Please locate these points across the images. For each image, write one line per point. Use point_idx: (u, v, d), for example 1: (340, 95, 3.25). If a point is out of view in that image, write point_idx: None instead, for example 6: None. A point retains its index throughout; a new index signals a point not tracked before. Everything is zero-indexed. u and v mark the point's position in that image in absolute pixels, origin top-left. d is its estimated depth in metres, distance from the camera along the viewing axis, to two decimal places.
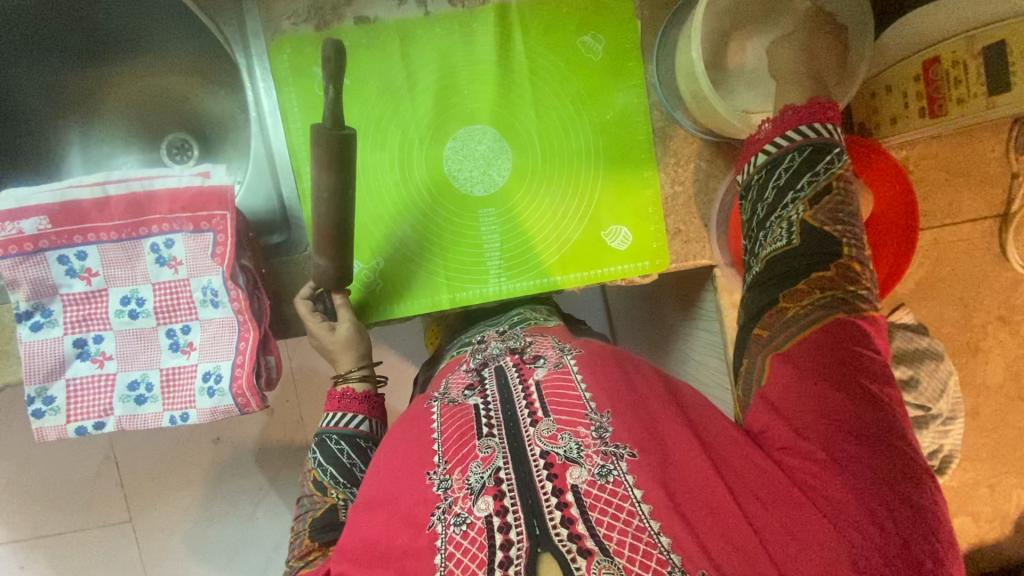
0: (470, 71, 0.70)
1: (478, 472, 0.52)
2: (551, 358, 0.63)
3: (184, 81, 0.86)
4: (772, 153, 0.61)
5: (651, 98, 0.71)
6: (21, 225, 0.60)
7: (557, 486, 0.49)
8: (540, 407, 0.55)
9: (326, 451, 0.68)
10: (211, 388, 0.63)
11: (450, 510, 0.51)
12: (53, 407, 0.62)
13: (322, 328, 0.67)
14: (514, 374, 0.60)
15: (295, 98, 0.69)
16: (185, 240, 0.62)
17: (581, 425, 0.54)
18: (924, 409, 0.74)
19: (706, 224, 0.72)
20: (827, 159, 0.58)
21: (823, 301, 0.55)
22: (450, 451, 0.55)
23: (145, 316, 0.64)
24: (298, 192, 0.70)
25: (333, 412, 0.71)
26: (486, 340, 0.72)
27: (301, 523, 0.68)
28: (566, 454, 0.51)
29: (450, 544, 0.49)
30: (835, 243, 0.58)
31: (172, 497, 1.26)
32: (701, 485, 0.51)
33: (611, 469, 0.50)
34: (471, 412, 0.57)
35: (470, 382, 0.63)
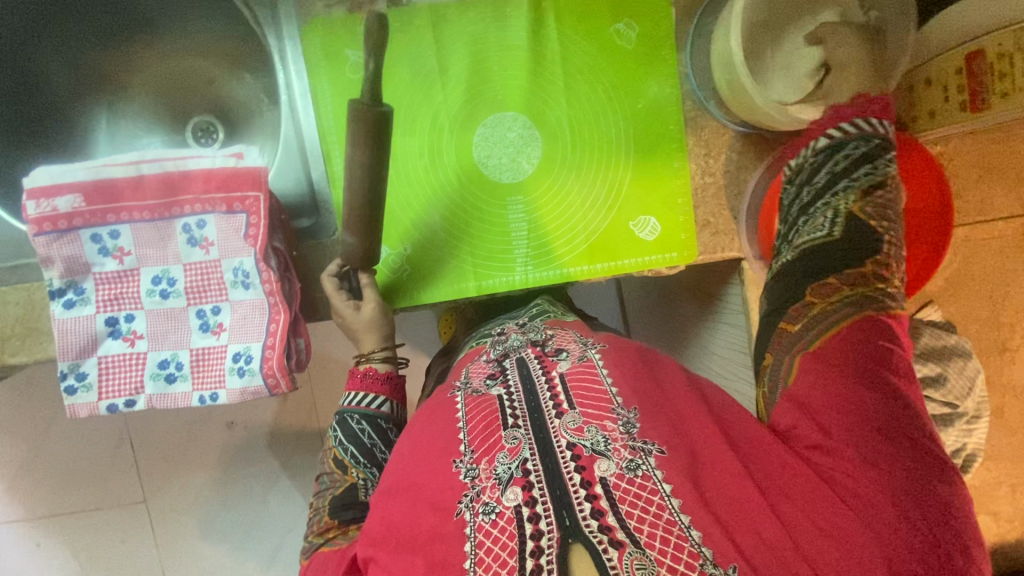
0: (502, 56, 0.70)
1: (505, 463, 0.51)
2: (573, 351, 0.62)
3: (210, 64, 0.86)
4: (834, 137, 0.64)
5: (684, 87, 0.71)
6: (56, 202, 0.60)
7: (586, 477, 0.49)
8: (564, 398, 0.55)
9: (347, 430, 0.68)
10: (241, 369, 0.63)
11: (478, 499, 0.50)
12: (86, 383, 0.63)
13: (347, 305, 0.67)
14: (536, 366, 0.60)
15: (326, 82, 0.69)
16: (218, 221, 0.62)
17: (608, 419, 0.53)
18: (952, 407, 0.73)
19: (735, 216, 0.72)
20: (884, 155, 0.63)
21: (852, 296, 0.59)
22: (476, 441, 0.54)
23: (176, 296, 0.64)
24: (328, 175, 0.70)
25: (354, 391, 0.71)
26: (506, 332, 0.71)
27: (321, 500, 0.68)
28: (594, 447, 0.50)
29: (479, 532, 0.48)
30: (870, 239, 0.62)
31: (187, 479, 1.28)
32: (732, 482, 0.49)
33: (640, 464, 0.49)
34: (496, 403, 0.56)
35: (492, 371, 0.62)
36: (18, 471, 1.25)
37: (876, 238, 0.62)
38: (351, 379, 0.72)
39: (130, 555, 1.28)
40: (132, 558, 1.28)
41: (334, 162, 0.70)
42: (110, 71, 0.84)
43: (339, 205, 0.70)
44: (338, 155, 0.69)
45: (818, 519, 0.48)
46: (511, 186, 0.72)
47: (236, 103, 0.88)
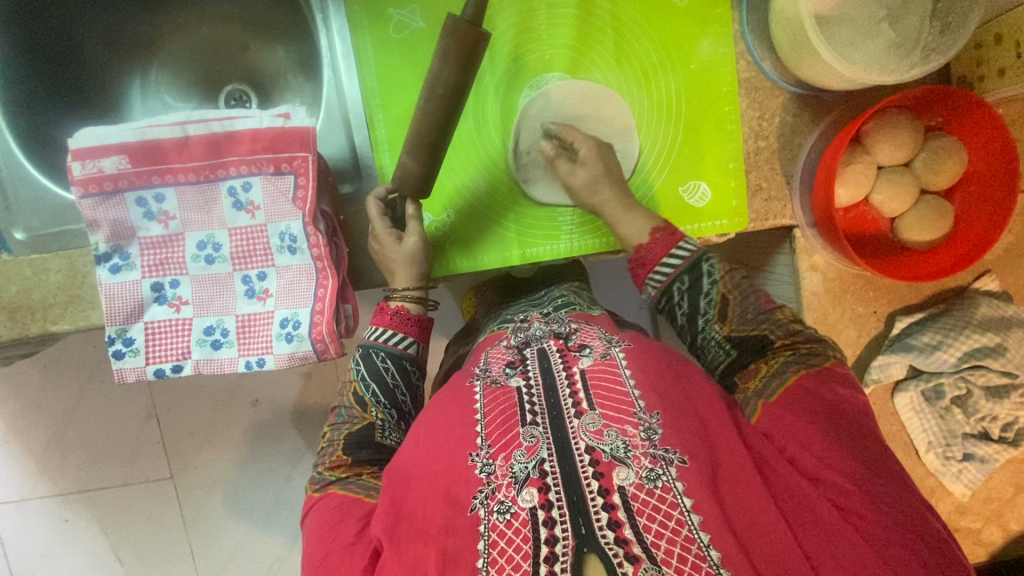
0: (550, 17, 0.68)
1: (522, 462, 0.49)
2: (597, 348, 0.58)
3: (243, 31, 0.85)
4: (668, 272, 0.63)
5: (738, 47, 0.68)
6: (102, 164, 0.59)
7: (603, 485, 0.46)
8: (584, 396, 0.52)
9: (371, 366, 0.67)
10: (289, 334, 0.62)
11: (493, 496, 0.48)
12: (133, 348, 0.62)
13: (390, 235, 0.64)
14: (558, 360, 0.57)
15: (370, 43, 0.67)
16: (264, 183, 0.61)
17: (629, 423, 0.50)
18: (1010, 377, 0.70)
19: (789, 181, 0.70)
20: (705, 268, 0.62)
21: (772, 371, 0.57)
22: (493, 435, 0.52)
23: (222, 261, 0.63)
24: (372, 140, 0.68)
25: (382, 328, 0.68)
26: (530, 320, 0.68)
27: (335, 433, 0.66)
28: (613, 453, 0.48)
29: (493, 531, 0.47)
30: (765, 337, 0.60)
31: (213, 455, 1.28)
32: (748, 496, 0.48)
33: (660, 474, 0.47)
34: (515, 397, 0.54)
35: (512, 360, 0.59)
36: (48, 446, 1.26)
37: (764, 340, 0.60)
38: (380, 315, 0.69)
39: (156, 530, 1.29)
40: (158, 534, 1.29)
41: (378, 126, 0.68)
42: (142, 37, 0.83)
43: (384, 170, 0.69)
44: (381, 119, 0.68)
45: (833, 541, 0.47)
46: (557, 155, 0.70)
47: (269, 72, 0.85)
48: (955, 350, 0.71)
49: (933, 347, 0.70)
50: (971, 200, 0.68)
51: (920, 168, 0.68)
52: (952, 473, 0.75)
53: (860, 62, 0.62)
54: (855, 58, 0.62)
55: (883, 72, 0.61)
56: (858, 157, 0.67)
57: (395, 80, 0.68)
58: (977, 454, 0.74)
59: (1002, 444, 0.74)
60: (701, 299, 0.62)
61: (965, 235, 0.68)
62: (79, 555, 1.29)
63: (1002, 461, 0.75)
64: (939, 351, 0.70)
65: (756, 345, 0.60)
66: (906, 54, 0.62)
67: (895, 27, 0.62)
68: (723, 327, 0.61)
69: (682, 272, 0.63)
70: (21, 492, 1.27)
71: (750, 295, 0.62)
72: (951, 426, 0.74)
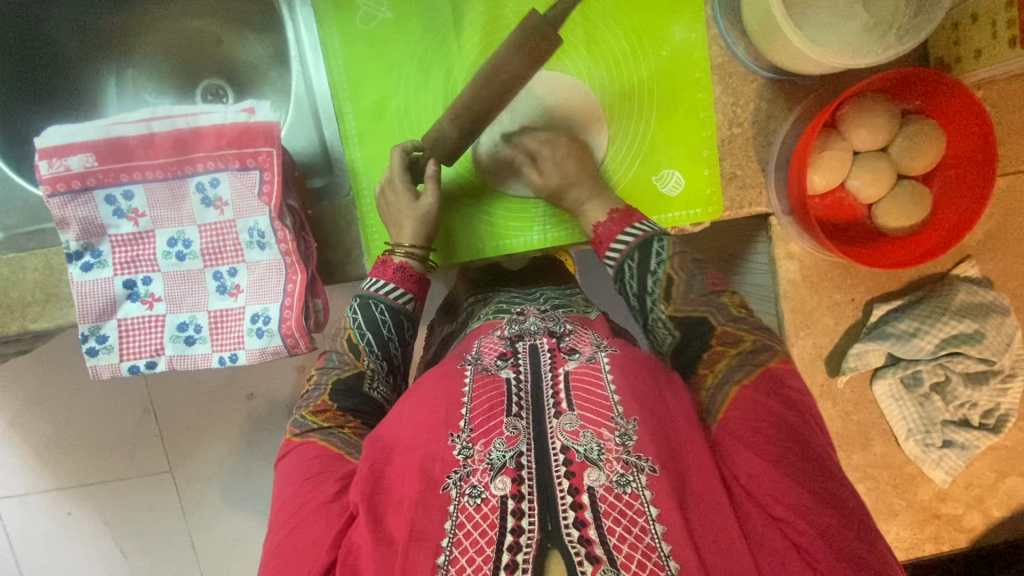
0: (518, 5, 0.67)
1: (500, 450, 0.48)
2: (586, 351, 0.56)
3: (216, 23, 0.83)
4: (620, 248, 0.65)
5: (711, 31, 0.67)
6: (69, 162, 0.59)
7: (574, 485, 0.45)
8: (564, 397, 0.51)
9: (369, 316, 0.66)
10: (260, 329, 0.63)
11: (467, 480, 0.47)
12: (107, 345, 0.63)
13: (406, 192, 0.64)
14: (546, 359, 0.55)
15: (336, 34, 0.67)
16: (230, 179, 0.61)
17: (605, 427, 0.49)
18: (987, 364, 0.70)
19: (764, 168, 0.69)
20: (656, 246, 0.64)
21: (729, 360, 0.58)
22: (476, 419, 0.50)
23: (193, 258, 0.64)
24: (342, 132, 0.68)
25: (379, 279, 0.66)
26: (525, 314, 0.66)
27: (324, 375, 0.67)
28: (586, 454, 0.47)
29: (462, 513, 0.46)
30: (705, 325, 0.61)
31: (210, 448, 1.30)
32: (714, 522, 0.47)
33: (630, 480, 0.46)
34: (503, 387, 0.53)
35: (503, 351, 0.58)
36: (48, 441, 1.28)
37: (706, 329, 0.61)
38: (381, 267, 0.66)
39: (157, 522, 1.31)
40: (160, 526, 1.31)
41: (347, 119, 0.68)
42: (116, 33, 0.82)
43: (356, 163, 0.69)
44: (349, 111, 0.68)
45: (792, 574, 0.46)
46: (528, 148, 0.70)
47: (245, 66, 0.84)
48: (932, 337, 0.70)
49: (910, 334, 0.70)
50: (949, 185, 0.67)
51: (896, 153, 0.67)
52: (933, 460, 0.75)
53: (833, 44, 0.61)
54: (828, 41, 0.61)
55: (857, 54, 0.60)
56: (833, 143, 0.67)
57: (364, 73, 0.67)
58: (957, 441, 0.74)
59: (983, 431, 0.74)
60: (649, 280, 0.63)
61: (941, 223, 0.67)
62: (83, 546, 1.32)
63: (983, 448, 0.75)
64: (915, 339, 0.70)
65: (697, 331, 0.61)
66: (880, 36, 0.61)
67: (868, 9, 0.61)
68: (667, 307, 0.62)
69: (634, 250, 0.64)
70: (24, 486, 1.29)
71: (696, 279, 0.63)
72: (930, 414, 0.74)
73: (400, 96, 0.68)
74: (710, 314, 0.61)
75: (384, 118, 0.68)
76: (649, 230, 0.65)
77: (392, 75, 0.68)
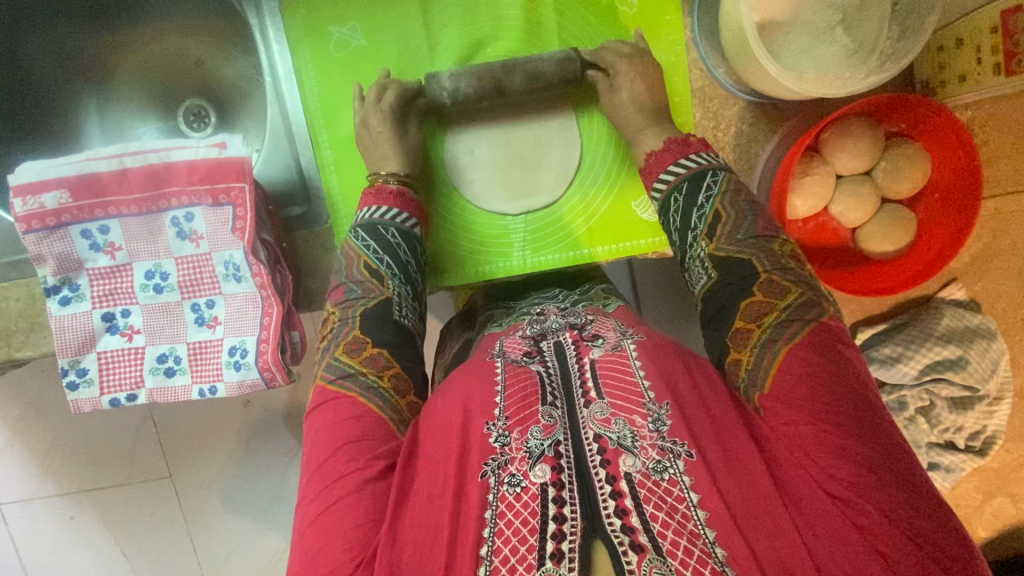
0: (496, 30, 0.66)
1: (537, 438, 0.47)
2: (610, 339, 0.55)
3: (197, 44, 0.81)
4: (667, 184, 0.61)
5: (691, 54, 0.66)
6: (42, 199, 0.59)
7: (611, 473, 0.45)
8: (593, 385, 0.50)
9: (381, 241, 0.61)
10: (237, 362, 0.63)
11: (505, 468, 0.46)
12: (87, 379, 0.63)
13: (392, 125, 0.64)
14: (571, 352, 0.55)
15: (310, 62, 0.66)
16: (205, 214, 0.61)
17: (637, 413, 0.48)
18: (971, 391, 0.70)
19: (746, 193, 0.68)
20: (708, 181, 0.58)
21: (788, 309, 0.52)
22: (511, 407, 0.49)
23: (170, 290, 0.64)
24: (318, 161, 0.68)
25: (377, 206, 0.63)
26: (546, 313, 0.65)
27: (346, 309, 0.60)
28: (619, 441, 0.46)
29: (501, 502, 0.44)
30: (752, 269, 0.55)
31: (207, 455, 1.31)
32: (760, 502, 0.45)
33: (668, 467, 0.45)
34: (536, 377, 0.52)
35: (528, 349, 0.57)
36: (49, 450, 1.30)
37: (753, 272, 0.54)
38: (373, 194, 0.64)
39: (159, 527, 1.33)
40: (160, 531, 1.33)
41: (324, 147, 0.68)
42: (94, 55, 0.81)
43: (333, 191, 0.68)
44: (326, 139, 0.68)
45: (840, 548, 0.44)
46: (502, 174, 0.70)
47: (226, 85, 0.83)
48: (915, 363, 0.70)
49: (894, 359, 0.70)
50: (934, 210, 0.66)
51: (880, 177, 0.66)
52: None
53: (814, 70, 0.60)
54: (808, 67, 0.60)
55: (839, 81, 0.59)
56: (816, 167, 0.65)
57: (339, 101, 0.67)
58: (942, 463, 0.73)
59: (969, 454, 0.74)
60: (694, 214, 0.58)
61: (921, 250, 0.66)
62: (88, 551, 1.34)
63: (968, 470, 0.74)
64: (899, 363, 0.70)
65: (739, 277, 0.55)
66: (863, 61, 0.60)
67: (850, 33, 0.59)
68: (708, 244, 0.57)
69: (682, 180, 0.59)
70: (28, 493, 1.31)
71: (748, 215, 0.57)
72: (915, 437, 0.72)
73: None
74: (756, 255, 0.55)
75: None
76: (704, 161, 0.60)
77: None
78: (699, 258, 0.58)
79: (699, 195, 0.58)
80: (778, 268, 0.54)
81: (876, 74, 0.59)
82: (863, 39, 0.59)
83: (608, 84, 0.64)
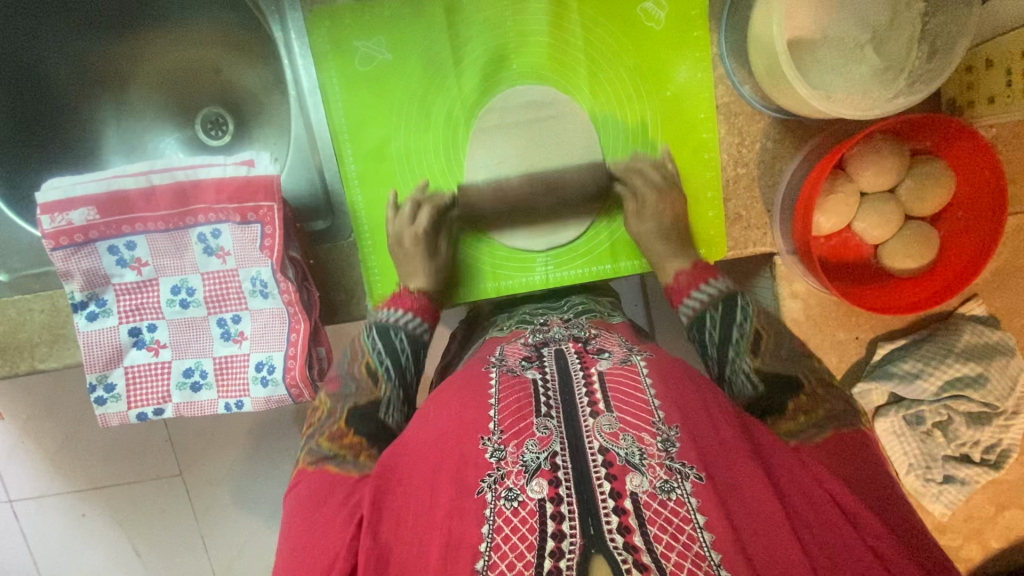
0: (521, 46, 0.67)
1: (534, 451, 0.45)
2: (617, 353, 0.55)
3: (216, 53, 0.81)
4: (697, 304, 0.65)
5: (717, 70, 0.66)
6: (71, 216, 0.59)
7: (616, 489, 0.42)
8: (601, 397, 0.48)
9: (387, 343, 0.64)
10: (264, 378, 0.64)
11: (501, 483, 0.44)
12: (114, 394, 0.64)
13: (425, 245, 0.67)
14: (574, 360, 0.54)
15: (335, 76, 0.66)
16: (232, 231, 0.61)
17: (646, 431, 0.46)
18: (989, 407, 0.71)
19: (769, 209, 0.68)
20: (742, 302, 0.63)
21: (816, 419, 0.56)
22: (506, 420, 0.48)
23: (196, 305, 0.64)
24: (342, 175, 0.68)
25: (396, 308, 0.66)
26: (549, 323, 0.64)
27: (337, 402, 0.60)
28: (627, 458, 0.44)
29: (498, 518, 0.43)
30: (796, 384, 0.58)
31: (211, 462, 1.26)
32: (769, 526, 0.43)
33: (675, 486, 0.43)
34: (531, 387, 0.51)
35: (528, 354, 0.57)
36: None
37: (794, 385, 0.58)
38: (394, 299, 0.67)
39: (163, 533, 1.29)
40: (172, 531, 1.27)
41: (348, 160, 0.67)
42: (111, 61, 0.80)
43: (358, 205, 0.68)
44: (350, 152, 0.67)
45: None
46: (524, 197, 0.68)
47: (245, 94, 0.82)
48: (936, 379, 0.70)
49: (914, 375, 0.70)
50: (957, 229, 0.67)
51: (904, 195, 0.66)
52: (931, 493, 0.76)
53: (841, 89, 0.60)
54: (836, 86, 0.60)
55: (867, 101, 0.59)
56: (841, 184, 0.65)
57: (364, 115, 0.67)
58: (957, 476, 0.74)
59: (984, 467, 0.74)
60: (735, 330, 0.61)
61: (944, 268, 0.66)
62: (98, 551, 1.28)
63: (982, 483, 0.75)
64: (919, 379, 0.70)
65: (784, 385, 0.58)
66: (891, 79, 0.60)
67: (879, 53, 0.59)
68: (753, 358, 0.60)
69: (716, 301, 0.63)
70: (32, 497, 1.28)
71: (784, 338, 0.62)
72: (930, 450, 0.74)
73: (401, 139, 0.68)
74: (800, 374, 0.59)
75: (385, 161, 0.68)
76: (727, 286, 0.64)
77: (393, 117, 0.67)
78: (741, 371, 0.60)
79: (727, 318, 0.62)
80: (824, 387, 0.58)
81: (902, 95, 0.59)
82: (891, 59, 0.60)
83: (633, 198, 0.68)
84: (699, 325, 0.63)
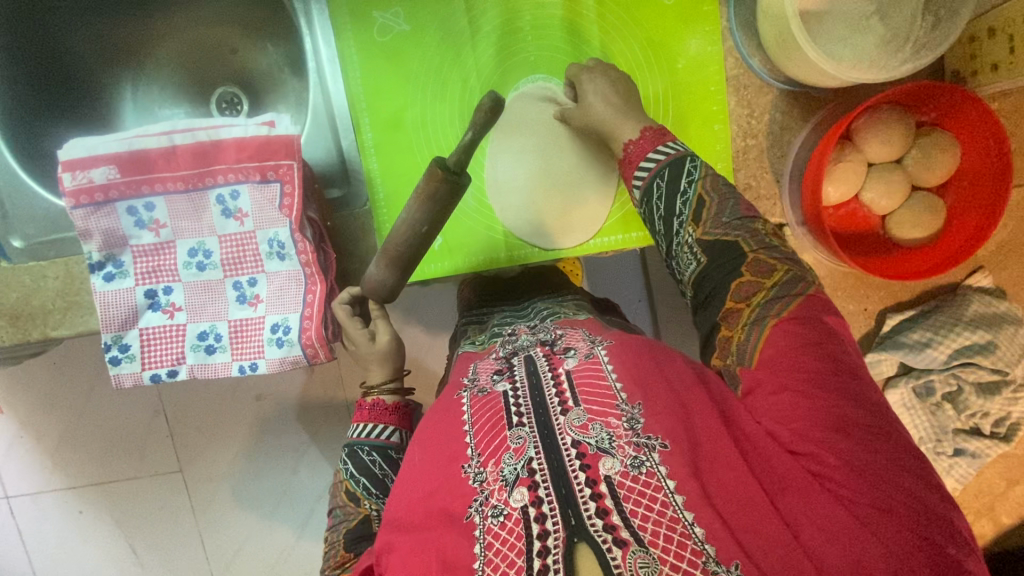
0: (535, 19, 0.68)
1: (511, 464, 0.45)
2: (582, 349, 0.53)
3: (231, 33, 0.83)
4: (643, 178, 0.59)
5: (726, 43, 0.68)
6: (91, 174, 0.60)
7: (590, 477, 0.43)
8: (570, 394, 0.47)
9: (359, 462, 0.64)
10: (280, 339, 0.64)
11: (486, 503, 0.44)
12: (129, 354, 0.64)
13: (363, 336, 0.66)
14: (543, 363, 0.52)
15: (353, 45, 0.68)
16: (251, 191, 0.62)
17: (612, 415, 0.46)
18: (1000, 374, 0.72)
19: (778, 180, 0.69)
20: (688, 169, 0.57)
21: (779, 287, 0.51)
22: (481, 441, 0.47)
23: (213, 268, 0.64)
24: (360, 145, 0.69)
25: (363, 423, 0.66)
26: (517, 332, 0.62)
27: (333, 534, 0.61)
28: (598, 445, 0.44)
29: (488, 534, 0.43)
30: (736, 250, 0.53)
31: (211, 455, 1.23)
32: (743, 501, 0.43)
33: (644, 461, 0.43)
34: (502, 400, 0.49)
35: (499, 367, 0.54)
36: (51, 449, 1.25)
37: (738, 256, 0.53)
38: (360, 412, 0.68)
39: (158, 530, 1.25)
40: (173, 525, 1.25)
41: (365, 130, 0.69)
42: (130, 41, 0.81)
43: (376, 173, 0.69)
44: (368, 122, 0.69)
45: (834, 539, 0.42)
46: (542, 184, 0.71)
47: (259, 74, 0.84)
48: (945, 348, 0.72)
49: (923, 344, 0.72)
50: (964, 197, 0.68)
51: (911, 166, 0.67)
52: (943, 467, 0.76)
53: (850, 58, 0.61)
54: (845, 54, 0.61)
55: (876, 68, 0.60)
56: (848, 155, 0.66)
57: (382, 85, 0.68)
58: (967, 449, 0.75)
59: (994, 440, 0.75)
60: (679, 200, 0.56)
61: (954, 235, 0.67)
62: (95, 550, 1.26)
63: (994, 456, 0.76)
64: (928, 348, 0.72)
65: (726, 258, 0.53)
66: (898, 48, 0.61)
67: (885, 22, 0.61)
68: (695, 229, 0.55)
69: (664, 168, 0.58)
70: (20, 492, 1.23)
71: (732, 203, 0.56)
72: (941, 423, 0.75)
73: (417, 108, 0.69)
74: (741, 236, 0.54)
75: (402, 130, 0.69)
76: (682, 148, 0.59)
77: (409, 87, 0.69)
78: (687, 246, 0.56)
79: (678, 202, 0.56)
80: (764, 246, 0.53)
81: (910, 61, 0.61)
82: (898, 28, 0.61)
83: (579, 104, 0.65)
84: (648, 197, 0.58)
